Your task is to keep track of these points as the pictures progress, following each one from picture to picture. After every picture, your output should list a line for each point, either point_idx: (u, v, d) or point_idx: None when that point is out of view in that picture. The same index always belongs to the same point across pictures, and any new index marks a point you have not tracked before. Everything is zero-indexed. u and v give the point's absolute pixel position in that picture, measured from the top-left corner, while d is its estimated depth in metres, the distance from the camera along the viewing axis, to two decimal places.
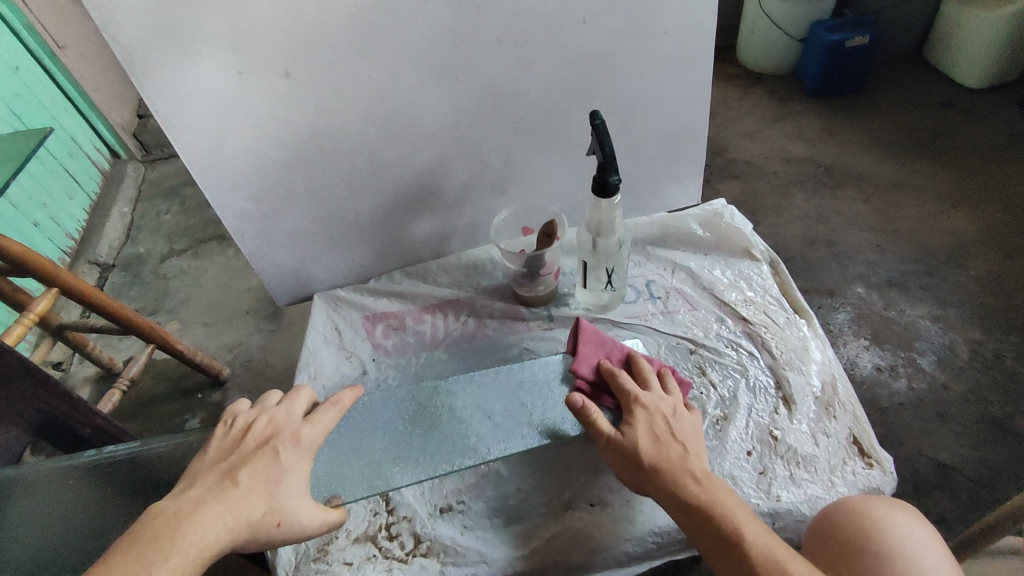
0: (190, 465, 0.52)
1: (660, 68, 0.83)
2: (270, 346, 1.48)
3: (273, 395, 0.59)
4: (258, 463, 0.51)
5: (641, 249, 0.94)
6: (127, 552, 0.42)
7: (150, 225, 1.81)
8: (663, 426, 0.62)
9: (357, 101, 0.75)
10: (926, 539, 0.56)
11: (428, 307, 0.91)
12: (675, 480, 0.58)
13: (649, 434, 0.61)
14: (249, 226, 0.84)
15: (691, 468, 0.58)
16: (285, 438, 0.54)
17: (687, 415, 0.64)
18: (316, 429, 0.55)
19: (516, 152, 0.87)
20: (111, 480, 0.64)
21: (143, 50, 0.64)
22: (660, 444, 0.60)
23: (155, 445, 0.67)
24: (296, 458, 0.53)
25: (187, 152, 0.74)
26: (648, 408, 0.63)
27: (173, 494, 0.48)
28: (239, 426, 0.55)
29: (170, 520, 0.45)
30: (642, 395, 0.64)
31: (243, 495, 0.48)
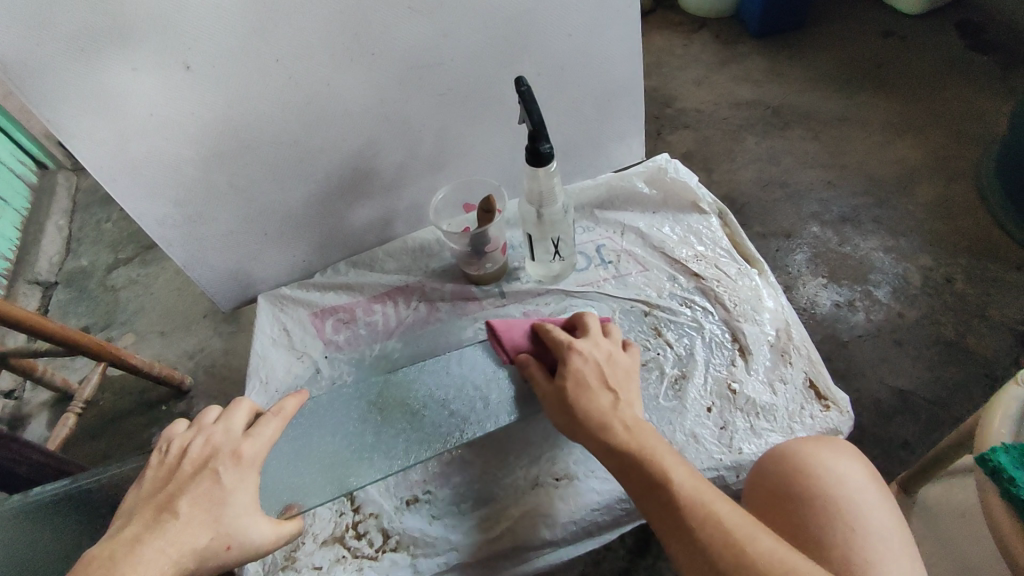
0: (126, 498, 0.50)
1: (586, 23, 0.80)
2: (232, 347, 1.45)
3: (211, 411, 0.56)
4: (198, 489, 0.48)
5: (589, 213, 0.92)
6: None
7: (90, 235, 1.73)
8: (597, 374, 0.62)
9: (268, 90, 0.71)
10: (848, 470, 0.57)
11: (377, 296, 0.89)
12: (607, 425, 0.58)
13: (579, 382, 0.61)
14: (175, 232, 0.80)
15: (621, 416, 0.58)
16: (223, 457, 0.51)
17: (620, 361, 0.64)
18: (255, 443, 0.53)
19: (447, 126, 0.84)
20: (55, 514, 0.61)
21: (19, 58, 0.59)
22: (592, 391, 0.61)
23: (88, 479, 0.64)
24: (238, 476, 0.50)
25: (93, 162, 0.69)
26: (582, 353, 0.63)
27: (112, 535, 0.46)
28: (175, 449, 0.52)
29: (106, 564, 0.42)
30: (576, 343, 0.65)
31: (185, 525, 0.46)
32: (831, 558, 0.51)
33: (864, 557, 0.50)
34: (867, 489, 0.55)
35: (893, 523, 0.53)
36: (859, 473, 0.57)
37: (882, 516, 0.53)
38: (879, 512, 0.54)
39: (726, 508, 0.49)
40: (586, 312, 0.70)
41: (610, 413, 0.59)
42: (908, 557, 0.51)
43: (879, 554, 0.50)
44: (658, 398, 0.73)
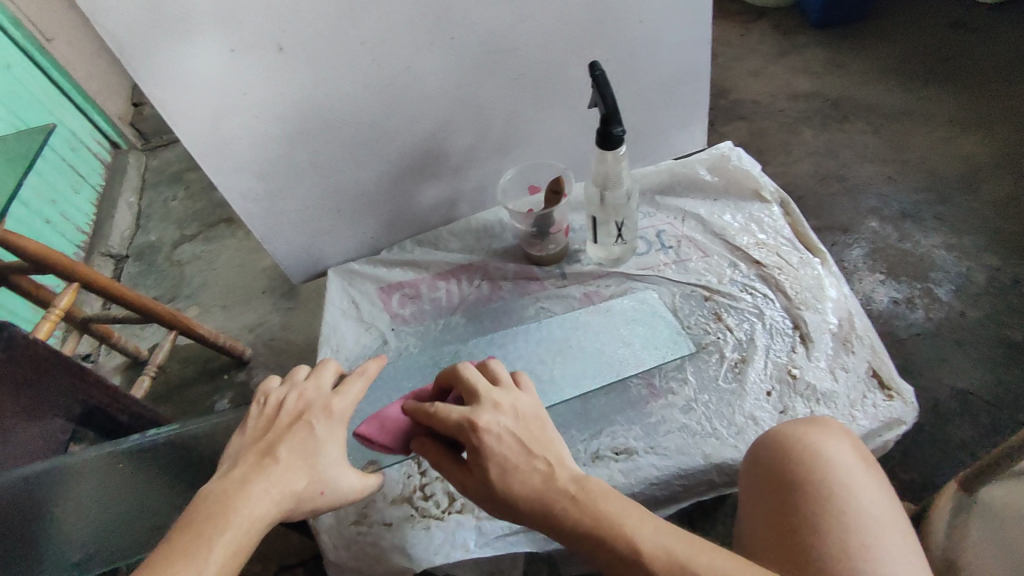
0: (231, 443, 0.54)
1: (658, 9, 0.81)
2: (290, 323, 1.52)
3: (300, 370, 0.60)
4: (296, 437, 0.53)
5: (651, 199, 0.94)
6: (184, 530, 0.44)
7: (158, 212, 1.84)
8: (514, 445, 0.53)
9: (352, 72, 0.74)
10: (841, 452, 0.57)
11: (442, 274, 0.92)
12: (552, 506, 0.50)
13: (505, 460, 0.52)
14: (257, 206, 0.85)
15: (559, 487, 0.50)
16: (314, 412, 0.55)
17: (531, 408, 0.56)
18: (342, 403, 0.56)
19: (518, 110, 0.86)
20: (156, 462, 0.66)
21: (133, 38, 0.64)
22: (517, 468, 0.52)
23: (193, 426, 0.69)
24: (328, 429, 0.54)
25: (189, 138, 0.74)
26: (491, 427, 0.53)
27: (222, 474, 0.50)
28: (271, 405, 0.56)
29: (221, 497, 0.47)
30: (476, 416, 0.54)
31: (283, 470, 0.50)
32: (822, 537, 0.51)
33: (860, 540, 0.51)
34: (858, 470, 0.56)
35: (885, 504, 0.54)
36: (848, 453, 0.57)
37: (872, 494, 0.54)
38: (872, 493, 0.54)
39: (709, 556, 0.45)
40: (455, 366, 0.59)
41: (546, 488, 0.51)
42: (902, 532, 0.52)
43: (875, 534, 0.51)
44: (718, 380, 0.74)
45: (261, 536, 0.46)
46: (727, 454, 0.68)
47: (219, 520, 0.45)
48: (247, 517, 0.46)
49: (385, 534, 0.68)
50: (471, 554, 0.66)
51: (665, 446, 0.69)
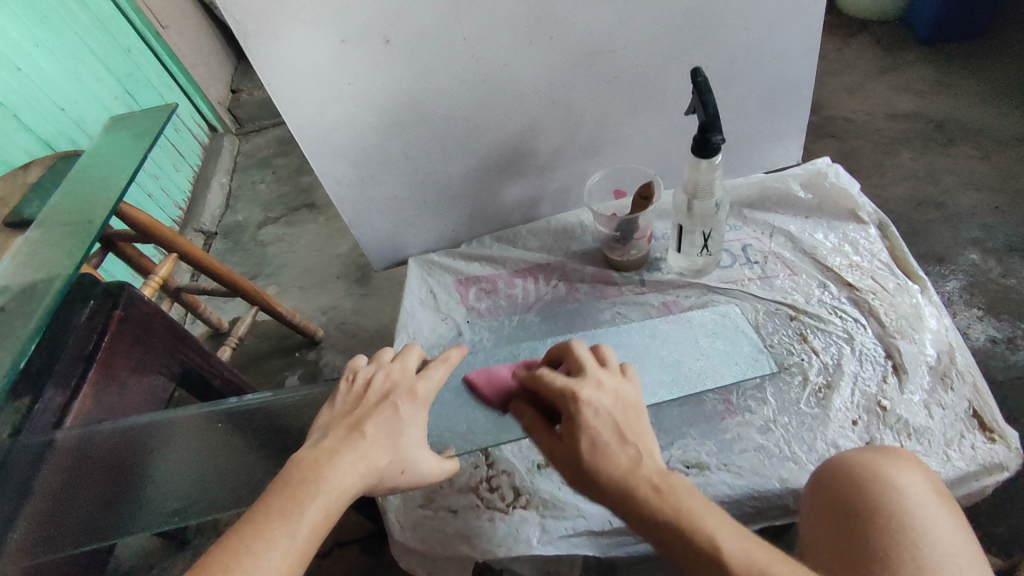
0: (321, 415, 0.56)
1: (766, 17, 0.78)
2: (360, 309, 1.58)
3: (386, 352, 0.62)
4: (381, 416, 0.54)
5: (738, 212, 0.91)
6: (279, 493, 0.47)
7: (246, 194, 1.98)
8: (613, 426, 0.53)
9: (452, 67, 0.76)
10: (913, 484, 0.54)
11: (520, 271, 0.93)
12: (635, 494, 0.49)
13: (598, 439, 0.53)
14: (349, 191, 0.89)
15: (647, 475, 0.50)
16: (400, 393, 0.56)
17: (634, 397, 0.56)
18: (428, 386, 0.58)
19: (610, 113, 0.86)
20: (245, 428, 0.69)
21: (255, 27, 0.68)
22: (610, 449, 0.52)
23: (286, 397, 0.71)
24: (414, 411, 0.56)
25: (294, 122, 0.78)
26: (593, 404, 0.54)
27: (314, 442, 0.53)
28: (361, 380, 0.58)
29: (312, 467, 0.49)
30: (578, 390, 0.55)
31: (371, 445, 0.52)
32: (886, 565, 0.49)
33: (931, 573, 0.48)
34: (932, 503, 0.53)
35: (962, 541, 0.50)
36: (922, 483, 0.54)
37: (948, 530, 0.51)
38: (946, 529, 0.51)
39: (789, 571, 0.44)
40: (569, 344, 0.60)
41: (633, 473, 0.50)
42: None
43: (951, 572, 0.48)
44: (800, 403, 0.71)
45: (347, 507, 0.49)
46: (806, 480, 0.65)
47: (311, 489, 0.47)
48: (336, 488, 0.48)
49: (450, 521, 0.69)
50: (533, 550, 0.66)
51: (738, 465, 0.67)
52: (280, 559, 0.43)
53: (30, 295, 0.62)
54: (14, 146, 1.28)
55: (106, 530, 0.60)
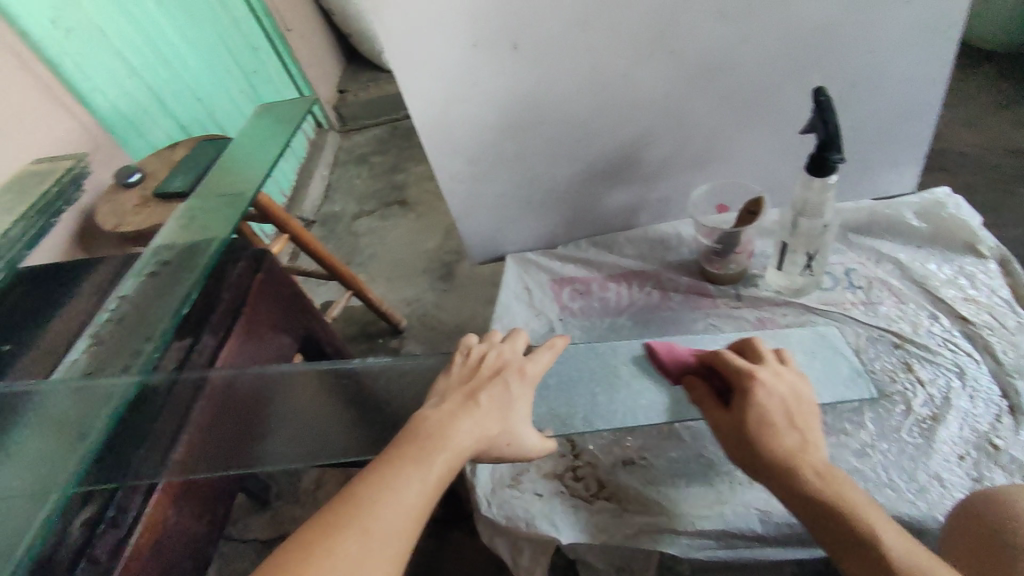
0: (438, 383, 0.61)
1: (894, 42, 0.78)
2: (442, 303, 1.66)
3: (496, 334, 0.66)
4: (494, 389, 0.58)
5: (843, 236, 0.91)
6: (409, 443, 0.52)
7: (344, 186, 2.19)
8: (782, 410, 0.58)
9: (574, 75, 0.80)
10: None
11: (614, 276, 0.96)
12: (797, 471, 0.54)
13: (771, 418, 0.58)
14: (460, 186, 0.95)
15: (811, 459, 0.55)
16: (511, 371, 0.60)
17: (804, 393, 0.60)
18: (534, 369, 0.62)
19: (720, 128, 0.88)
20: (369, 386, 0.67)
21: (398, 30, 0.73)
22: (776, 428, 0.57)
23: (402, 364, 0.69)
24: (522, 389, 0.60)
25: (420, 119, 0.85)
26: (768, 387, 0.59)
27: (433, 405, 0.57)
28: (476, 355, 0.63)
29: (437, 424, 0.54)
30: (757, 373, 0.60)
31: (484, 413, 0.56)
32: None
33: None
34: None
35: None
36: None
37: None
38: None
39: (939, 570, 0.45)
40: (752, 340, 0.66)
41: (798, 454, 0.55)
42: None
43: None
44: (901, 432, 0.70)
45: (464, 465, 0.53)
46: (904, 510, 0.64)
47: (438, 442, 0.52)
48: (457, 444, 0.52)
49: (534, 503, 0.72)
50: (615, 541, 0.68)
51: None
52: (416, 496, 0.48)
53: (192, 253, 0.71)
54: (157, 128, 1.51)
55: (233, 464, 0.60)
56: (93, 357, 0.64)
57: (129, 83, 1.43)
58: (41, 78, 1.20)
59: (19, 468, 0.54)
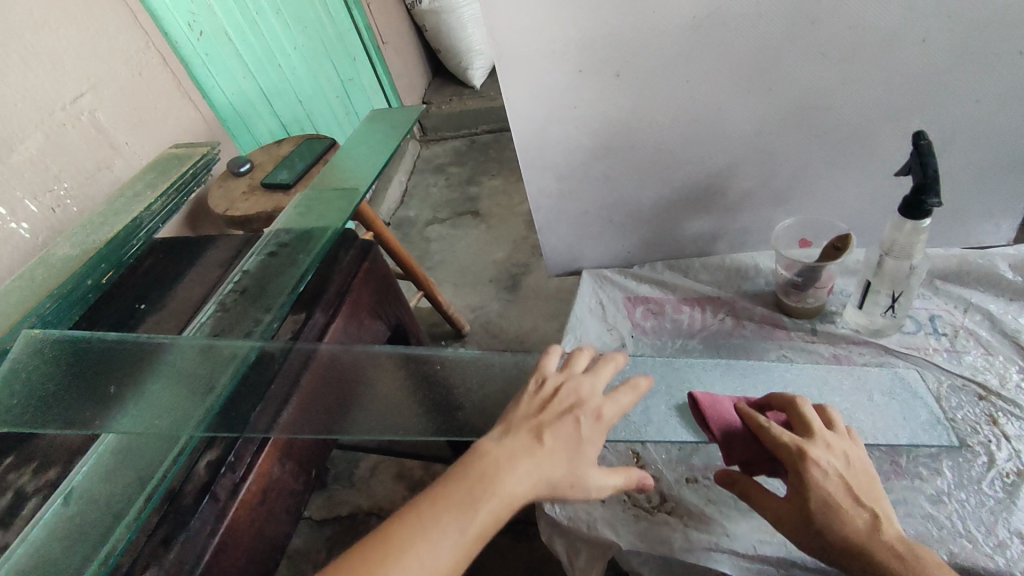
0: (507, 412, 0.61)
1: (1000, 93, 0.78)
2: (506, 313, 1.71)
3: (578, 364, 0.66)
4: (565, 427, 0.58)
5: (929, 283, 0.90)
6: (454, 485, 0.52)
7: (420, 194, 2.29)
8: (843, 488, 0.57)
9: (669, 105, 0.84)
10: None
11: (687, 300, 0.99)
12: (875, 557, 0.54)
13: (833, 501, 0.57)
14: (546, 201, 1.00)
15: (887, 540, 0.54)
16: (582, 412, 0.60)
17: (855, 458, 0.61)
18: (607, 413, 0.61)
19: (809, 165, 0.89)
20: (455, 374, 0.72)
21: (513, 53, 0.79)
22: (844, 510, 0.56)
23: (493, 357, 0.74)
24: (593, 433, 0.59)
25: (519, 135, 0.90)
26: (823, 465, 0.58)
27: (497, 439, 0.57)
28: (548, 390, 0.63)
29: (491, 468, 0.53)
30: (809, 449, 0.59)
31: (547, 457, 0.55)
32: None
33: None
34: None
35: None
36: None
37: None
38: None
39: None
40: (792, 402, 0.65)
41: (869, 537, 0.55)
42: None
43: None
44: (981, 483, 0.68)
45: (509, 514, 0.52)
46: (981, 561, 0.62)
47: (482, 490, 0.51)
48: (502, 496, 0.52)
49: (596, 507, 0.74)
50: (674, 554, 0.69)
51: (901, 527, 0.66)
52: (452, 549, 0.48)
53: (308, 238, 0.79)
54: (262, 124, 1.64)
55: (327, 430, 0.63)
56: (217, 320, 0.71)
57: (244, 82, 1.55)
58: (174, 73, 1.31)
59: (154, 411, 0.59)
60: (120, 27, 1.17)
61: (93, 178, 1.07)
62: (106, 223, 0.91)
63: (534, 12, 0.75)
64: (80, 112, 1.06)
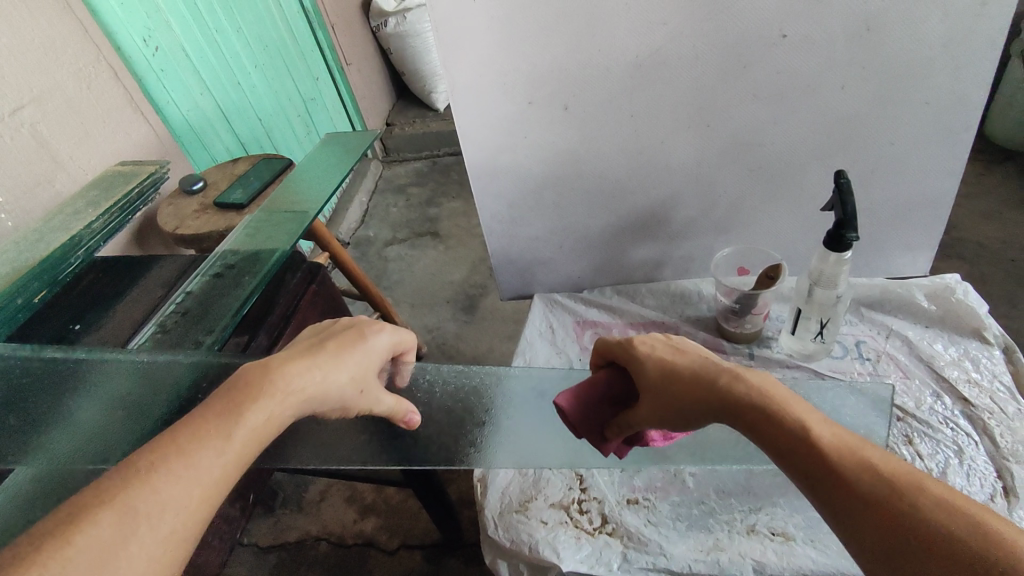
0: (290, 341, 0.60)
1: (914, 136, 0.84)
2: (462, 334, 1.72)
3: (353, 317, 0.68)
4: (345, 339, 0.59)
5: (856, 309, 0.96)
6: (225, 392, 0.48)
7: (380, 214, 2.30)
8: (669, 350, 0.61)
9: (615, 138, 0.88)
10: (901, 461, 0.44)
11: (634, 324, 1.02)
12: (709, 380, 0.54)
13: (664, 359, 0.59)
14: (498, 226, 1.02)
15: (718, 366, 0.55)
16: (361, 327, 0.62)
17: (681, 338, 0.64)
18: (383, 333, 0.64)
19: (746, 198, 0.94)
20: None
21: (464, 83, 0.82)
22: (675, 360, 0.59)
23: (447, 373, 0.75)
24: (372, 345, 0.61)
25: (470, 161, 0.92)
26: (648, 343, 0.63)
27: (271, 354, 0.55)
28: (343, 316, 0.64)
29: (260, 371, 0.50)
30: (633, 338, 0.64)
31: (333, 359, 0.56)
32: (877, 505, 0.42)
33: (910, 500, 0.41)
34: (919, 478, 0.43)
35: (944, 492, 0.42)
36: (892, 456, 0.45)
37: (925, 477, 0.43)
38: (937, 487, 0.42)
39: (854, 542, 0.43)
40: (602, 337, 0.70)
41: (702, 367, 0.56)
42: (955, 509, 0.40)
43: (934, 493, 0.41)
44: None
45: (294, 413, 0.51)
46: None
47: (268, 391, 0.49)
48: (291, 397, 0.50)
49: (540, 529, 0.75)
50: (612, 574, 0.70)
51: (826, 544, 0.70)
52: (212, 458, 0.43)
53: (255, 260, 0.79)
54: (220, 142, 1.62)
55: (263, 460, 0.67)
56: (157, 342, 0.70)
57: (201, 99, 1.54)
58: (127, 89, 1.29)
59: (87, 438, 0.58)
60: (68, 41, 1.15)
61: (32, 193, 1.05)
62: (43, 240, 0.88)
63: (485, 45, 0.78)
64: (20, 124, 1.04)
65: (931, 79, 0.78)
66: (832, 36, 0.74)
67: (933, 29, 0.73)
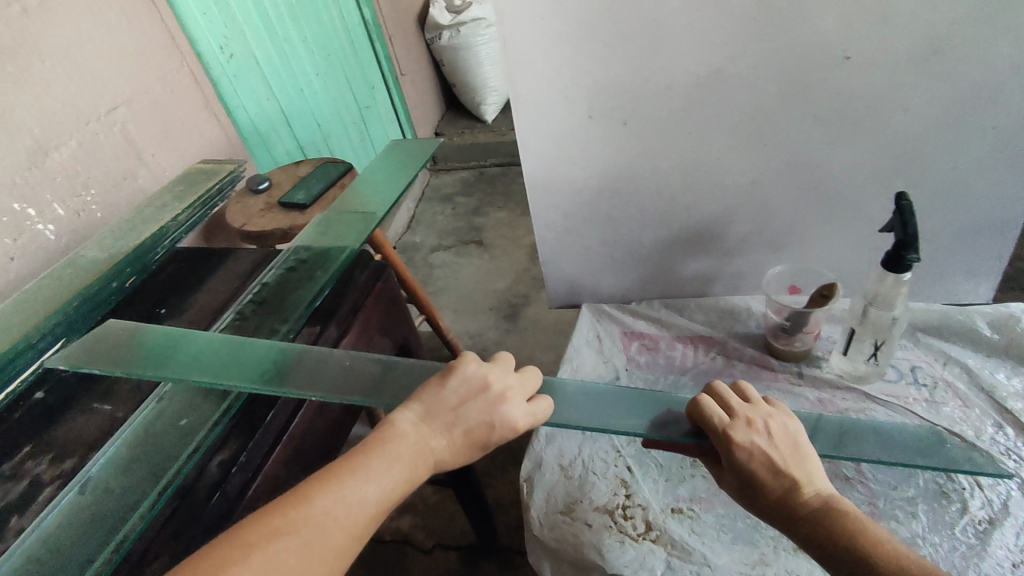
0: (428, 391, 0.56)
1: (978, 160, 0.84)
2: (504, 341, 1.75)
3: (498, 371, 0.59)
4: (477, 428, 0.55)
5: (912, 334, 0.95)
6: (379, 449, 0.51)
7: (426, 221, 2.36)
8: (763, 464, 0.58)
9: (671, 153, 0.90)
10: None
11: (681, 337, 1.03)
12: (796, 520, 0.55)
13: (756, 476, 0.57)
14: (551, 235, 1.05)
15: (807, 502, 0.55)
16: (494, 401, 0.56)
17: (781, 438, 0.60)
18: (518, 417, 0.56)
19: (802, 216, 0.95)
20: None
21: (530, 95, 0.85)
22: (764, 483, 0.57)
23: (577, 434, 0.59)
24: (505, 423, 0.55)
25: (529, 171, 0.95)
26: (744, 450, 0.58)
27: (411, 421, 0.54)
28: (477, 374, 0.57)
29: (413, 446, 0.52)
30: (730, 434, 0.59)
31: (450, 453, 0.54)
32: None
33: None
34: None
35: None
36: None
37: None
38: None
39: None
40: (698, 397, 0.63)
41: (789, 499, 0.56)
42: None
43: None
44: (954, 528, 0.72)
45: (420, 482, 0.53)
46: None
47: (370, 474, 0.49)
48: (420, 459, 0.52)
49: (584, 532, 0.77)
50: None
51: None
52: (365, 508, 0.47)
53: (326, 256, 0.83)
54: (281, 145, 1.70)
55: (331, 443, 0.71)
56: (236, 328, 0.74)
57: (268, 104, 1.62)
58: (204, 93, 1.38)
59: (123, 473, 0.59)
60: (156, 48, 1.24)
61: (118, 187, 1.13)
62: (133, 230, 0.96)
63: (552, 61, 0.81)
64: (112, 123, 1.12)
65: (999, 105, 0.78)
66: (896, 60, 0.75)
67: (1002, 55, 0.73)
